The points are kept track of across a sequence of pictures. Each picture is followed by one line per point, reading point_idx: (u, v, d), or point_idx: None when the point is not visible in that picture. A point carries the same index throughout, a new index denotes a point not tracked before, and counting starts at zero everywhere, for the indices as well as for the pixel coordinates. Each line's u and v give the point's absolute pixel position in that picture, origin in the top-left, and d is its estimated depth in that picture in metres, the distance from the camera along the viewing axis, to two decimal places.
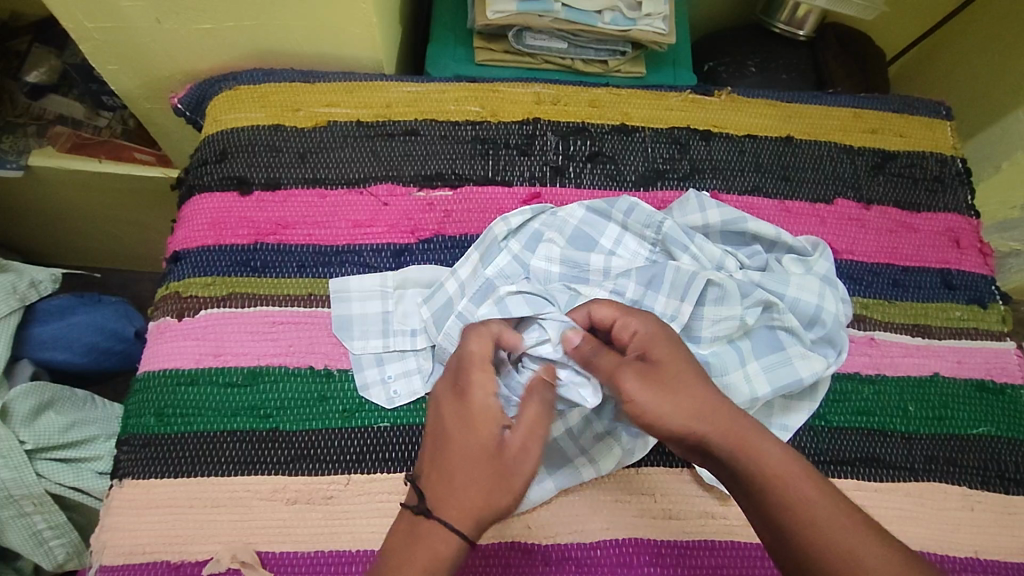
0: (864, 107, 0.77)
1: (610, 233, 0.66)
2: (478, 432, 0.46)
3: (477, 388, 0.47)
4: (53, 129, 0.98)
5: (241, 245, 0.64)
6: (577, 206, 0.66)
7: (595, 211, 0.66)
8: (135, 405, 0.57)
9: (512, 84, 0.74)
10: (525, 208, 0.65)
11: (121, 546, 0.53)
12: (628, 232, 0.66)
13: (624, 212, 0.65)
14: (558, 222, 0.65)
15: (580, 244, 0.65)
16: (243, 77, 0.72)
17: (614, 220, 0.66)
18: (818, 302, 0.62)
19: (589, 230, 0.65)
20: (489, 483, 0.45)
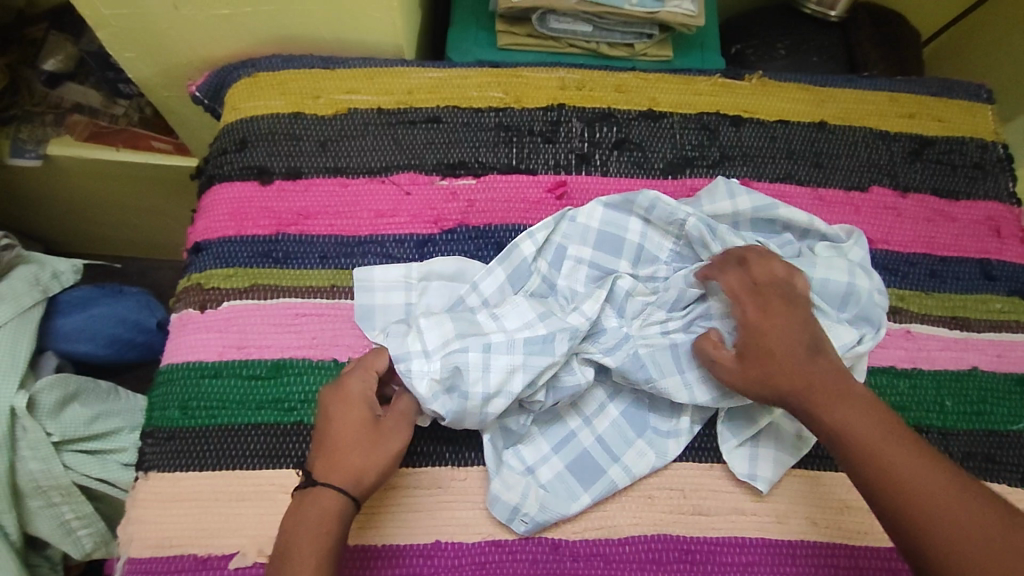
0: (901, 91, 0.74)
1: (632, 228, 0.64)
2: (350, 410, 0.51)
3: (353, 379, 0.52)
4: (71, 117, 0.99)
5: (262, 236, 0.63)
6: (596, 204, 0.63)
7: (615, 206, 0.64)
8: (160, 398, 0.57)
9: (536, 70, 0.72)
10: (547, 221, 0.62)
11: (149, 539, 0.53)
12: (651, 226, 0.64)
13: (646, 207, 0.62)
14: (576, 226, 0.63)
15: (606, 246, 0.63)
16: (262, 64, 0.71)
17: (635, 214, 0.64)
18: (849, 280, 0.60)
19: (612, 228, 0.63)
20: (340, 443, 0.49)
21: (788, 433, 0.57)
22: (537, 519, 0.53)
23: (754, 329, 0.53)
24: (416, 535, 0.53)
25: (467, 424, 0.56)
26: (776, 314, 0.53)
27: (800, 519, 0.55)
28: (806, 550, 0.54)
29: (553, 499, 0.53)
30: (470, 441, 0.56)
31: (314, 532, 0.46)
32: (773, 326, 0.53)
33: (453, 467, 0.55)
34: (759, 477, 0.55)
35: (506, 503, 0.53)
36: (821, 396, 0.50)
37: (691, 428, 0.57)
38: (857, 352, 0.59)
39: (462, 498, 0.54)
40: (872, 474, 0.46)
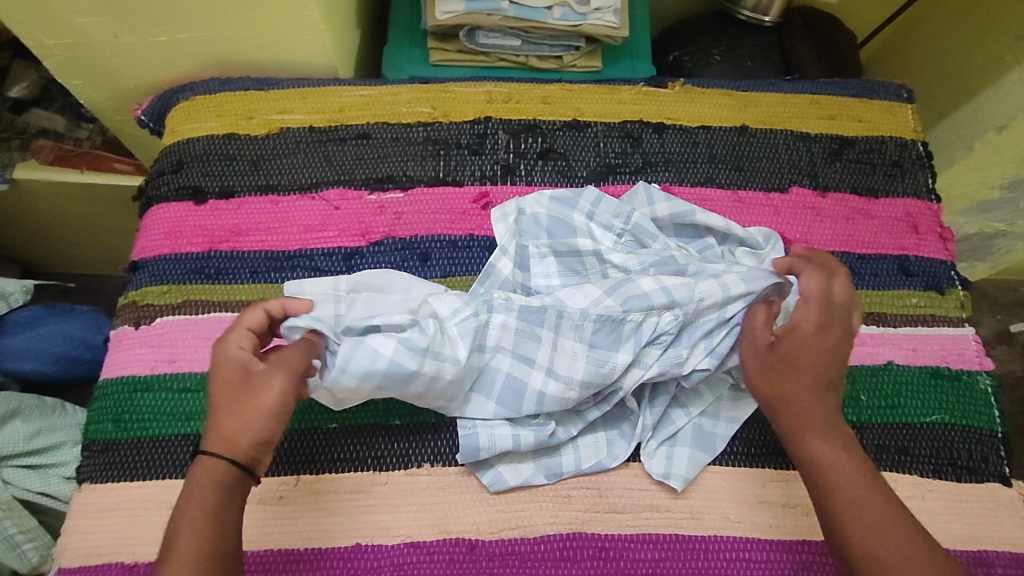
0: (822, 93, 0.76)
1: (577, 223, 0.65)
2: (224, 372, 0.50)
3: (230, 341, 0.51)
4: (36, 142, 1.02)
5: (195, 253, 0.65)
6: (542, 195, 0.65)
7: (561, 199, 0.65)
8: (95, 412, 0.59)
9: (465, 84, 0.75)
10: (497, 214, 0.66)
11: (80, 548, 0.55)
12: (594, 222, 0.65)
13: (591, 202, 0.65)
14: (525, 219, 0.65)
15: (551, 233, 0.65)
16: (198, 88, 0.74)
17: (580, 208, 0.65)
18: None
19: (561, 220, 0.65)
20: (238, 412, 0.48)
21: (707, 431, 0.59)
22: (503, 479, 0.56)
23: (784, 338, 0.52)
24: (336, 539, 0.55)
25: (389, 430, 0.58)
26: (801, 329, 0.52)
27: (712, 515, 0.57)
28: (716, 544, 0.56)
29: (514, 463, 0.57)
30: (392, 446, 0.58)
31: (200, 504, 0.46)
32: (808, 349, 0.51)
33: (375, 472, 0.57)
34: (673, 475, 0.57)
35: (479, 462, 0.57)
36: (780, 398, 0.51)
37: (607, 426, 0.59)
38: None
39: (383, 501, 0.56)
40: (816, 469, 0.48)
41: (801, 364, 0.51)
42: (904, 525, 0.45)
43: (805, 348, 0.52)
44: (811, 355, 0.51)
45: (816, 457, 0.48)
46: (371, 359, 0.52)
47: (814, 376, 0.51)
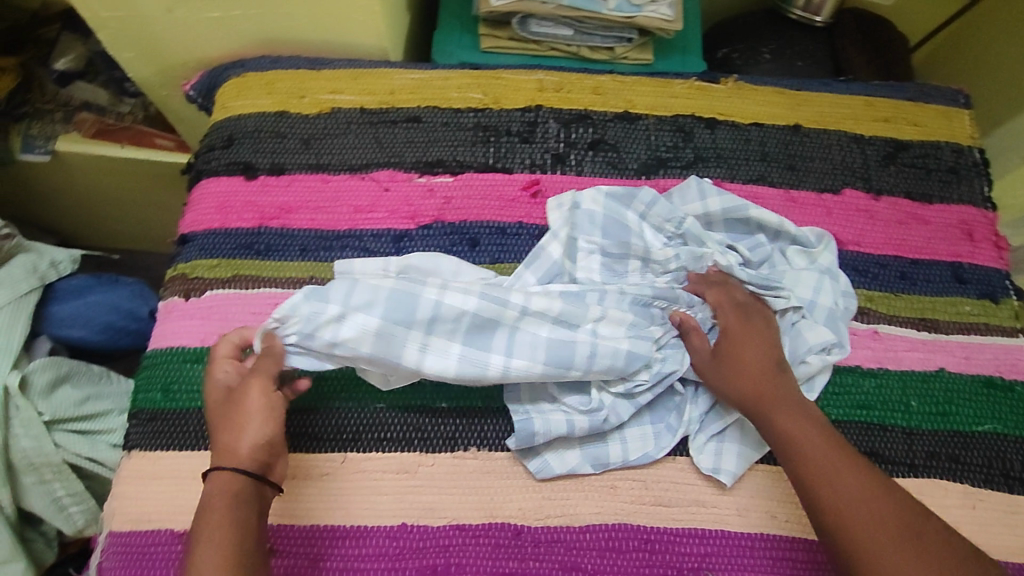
0: (877, 95, 0.75)
1: (630, 220, 0.64)
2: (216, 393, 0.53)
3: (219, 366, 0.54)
4: (79, 115, 1.04)
5: (246, 228, 0.65)
6: (598, 191, 0.64)
7: (615, 197, 0.65)
8: (144, 381, 0.60)
9: (516, 72, 0.75)
10: (553, 204, 0.65)
11: (128, 514, 0.56)
12: (647, 222, 0.65)
13: (646, 203, 0.64)
14: (581, 213, 0.64)
15: (607, 233, 0.63)
16: (250, 65, 0.74)
17: (634, 208, 0.64)
18: (812, 295, 0.62)
19: (615, 217, 0.64)
20: (239, 426, 0.51)
21: (751, 430, 0.58)
22: (547, 467, 0.56)
23: (730, 346, 0.58)
24: (382, 518, 0.55)
25: (436, 412, 0.58)
26: (754, 334, 0.58)
27: (758, 513, 0.56)
28: (761, 543, 0.55)
29: (558, 454, 0.57)
30: (440, 429, 0.58)
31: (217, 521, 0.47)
32: (750, 351, 0.57)
33: (422, 453, 0.57)
34: (722, 471, 0.57)
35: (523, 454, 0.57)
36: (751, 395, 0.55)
37: (653, 417, 0.59)
38: (826, 360, 0.59)
39: (429, 483, 0.56)
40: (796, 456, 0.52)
41: (751, 343, 0.58)
42: (864, 478, 0.49)
43: (734, 350, 0.58)
44: (738, 355, 0.57)
45: (776, 418, 0.54)
46: (385, 344, 0.53)
47: (762, 361, 0.57)
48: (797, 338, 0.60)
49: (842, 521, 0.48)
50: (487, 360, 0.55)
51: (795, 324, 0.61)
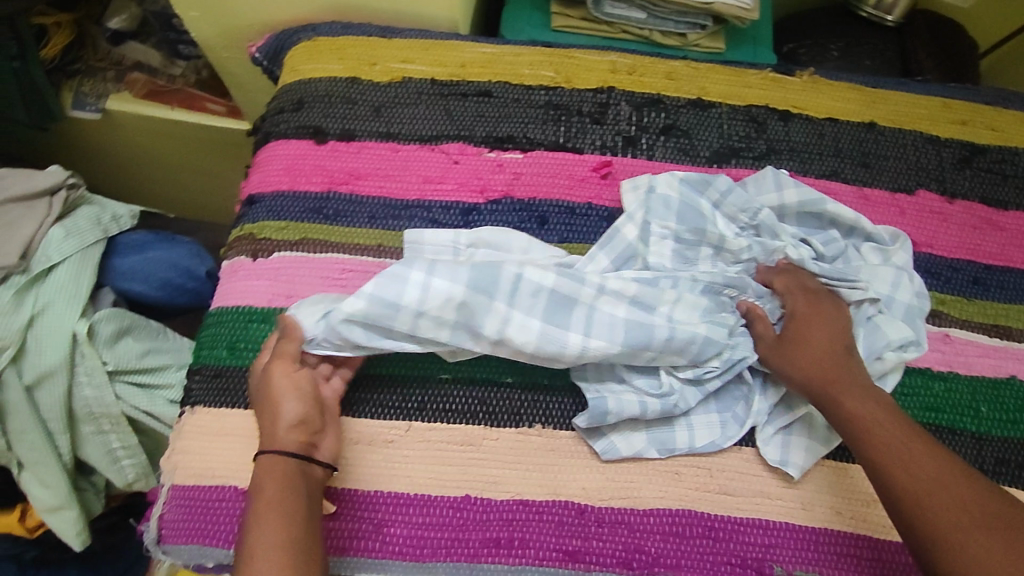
0: (954, 98, 0.74)
1: (704, 209, 0.63)
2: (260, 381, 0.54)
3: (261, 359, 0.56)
4: (130, 74, 1.04)
5: (315, 192, 0.65)
6: (673, 176, 0.64)
7: (690, 184, 0.64)
8: (209, 337, 0.60)
9: (588, 52, 0.74)
10: (629, 184, 0.65)
11: (192, 469, 0.56)
12: (720, 211, 0.63)
13: (721, 191, 0.63)
14: (655, 197, 0.63)
15: (682, 218, 0.62)
16: (322, 30, 0.74)
17: (708, 196, 0.64)
18: (889, 291, 0.61)
19: (688, 203, 0.63)
20: (277, 411, 0.52)
21: (821, 425, 0.58)
22: (615, 448, 0.56)
23: (799, 327, 0.58)
24: (446, 489, 0.55)
25: (501, 388, 0.58)
26: (822, 314, 0.59)
27: (823, 508, 0.56)
28: (826, 538, 0.55)
29: (626, 436, 0.56)
30: (504, 403, 0.57)
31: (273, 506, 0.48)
32: (817, 331, 0.58)
33: (487, 427, 0.57)
34: (790, 463, 0.56)
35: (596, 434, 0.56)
36: (818, 371, 0.55)
37: (719, 405, 0.59)
38: (902, 356, 0.59)
39: (493, 457, 0.56)
40: (862, 433, 0.52)
41: (819, 324, 0.58)
42: (940, 463, 0.49)
43: (802, 331, 0.58)
44: (807, 335, 0.58)
45: (840, 397, 0.54)
46: (468, 313, 0.55)
47: (831, 346, 0.57)
48: (874, 332, 0.59)
49: (922, 508, 0.48)
50: (565, 339, 0.55)
51: (871, 318, 0.60)
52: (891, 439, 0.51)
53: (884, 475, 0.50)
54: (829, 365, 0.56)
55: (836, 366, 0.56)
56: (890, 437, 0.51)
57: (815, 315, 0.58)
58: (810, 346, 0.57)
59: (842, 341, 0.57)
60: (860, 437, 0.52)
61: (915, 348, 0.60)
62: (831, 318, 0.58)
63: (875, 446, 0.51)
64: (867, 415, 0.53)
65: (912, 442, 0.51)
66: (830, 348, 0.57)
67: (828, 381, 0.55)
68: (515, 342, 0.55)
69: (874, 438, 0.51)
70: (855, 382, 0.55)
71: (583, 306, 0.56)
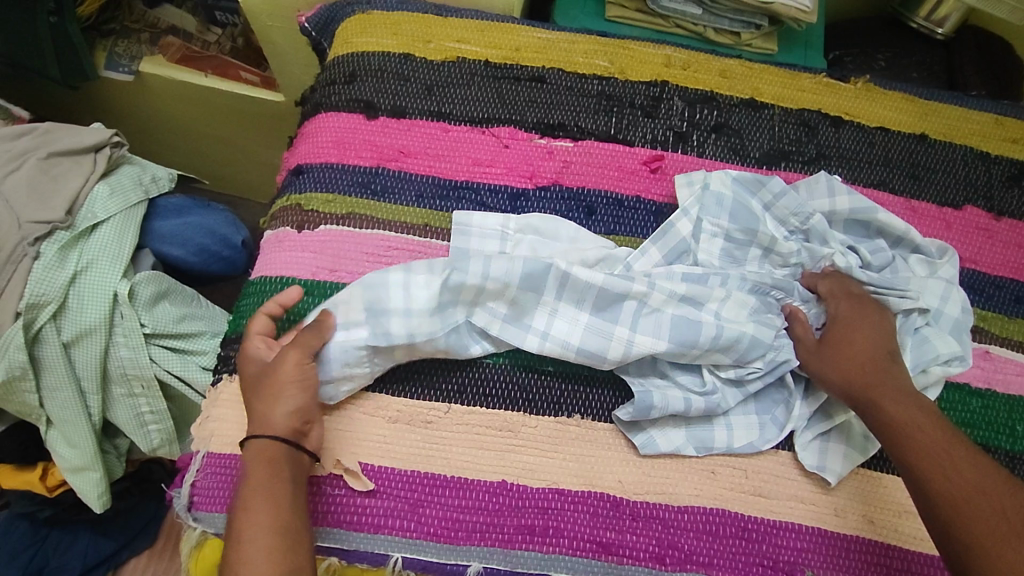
0: (1006, 115, 0.74)
1: (755, 209, 0.62)
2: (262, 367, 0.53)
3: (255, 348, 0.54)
4: (165, 38, 1.02)
5: (362, 167, 0.64)
6: (727, 174, 0.63)
7: (742, 184, 0.63)
8: (252, 306, 0.59)
9: (643, 44, 0.73)
10: (684, 179, 0.64)
11: (227, 436, 0.54)
12: (771, 213, 0.63)
13: (775, 193, 0.63)
14: (709, 194, 0.62)
15: (734, 217, 0.62)
16: (377, 4, 0.73)
17: (760, 197, 0.63)
18: (938, 304, 0.61)
19: (740, 203, 0.62)
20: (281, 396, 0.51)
21: (859, 433, 0.56)
22: (654, 443, 0.55)
23: (843, 332, 0.57)
24: (481, 473, 0.54)
25: (542, 375, 0.57)
26: (865, 320, 0.57)
27: (858, 516, 0.55)
28: (860, 546, 0.54)
29: (666, 433, 0.55)
30: (543, 392, 0.56)
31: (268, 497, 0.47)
32: (860, 336, 0.56)
33: (526, 414, 0.56)
34: (827, 469, 0.55)
35: (637, 429, 0.56)
36: (857, 375, 0.54)
37: (759, 407, 0.58)
38: (947, 371, 0.58)
39: (531, 444, 0.55)
40: (902, 438, 0.51)
41: (862, 330, 0.57)
42: (980, 469, 0.48)
43: (843, 335, 0.57)
44: (850, 339, 0.56)
45: (881, 399, 0.53)
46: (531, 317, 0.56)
47: (874, 353, 0.55)
48: (922, 343, 0.59)
49: (958, 512, 0.46)
50: (611, 332, 0.55)
51: (919, 329, 0.60)
52: (934, 445, 0.49)
53: (923, 481, 0.49)
54: (870, 370, 0.54)
55: (877, 370, 0.54)
56: (932, 444, 0.50)
57: (857, 321, 0.57)
58: (850, 350, 0.56)
59: (886, 347, 0.56)
60: (900, 441, 0.51)
61: (958, 363, 0.59)
62: (874, 324, 0.57)
63: (916, 450, 0.50)
64: (908, 419, 0.51)
65: (953, 449, 0.49)
66: (871, 352, 0.55)
67: (867, 385, 0.53)
68: (561, 337, 0.55)
69: (913, 443, 0.50)
70: (895, 385, 0.53)
71: (632, 303, 0.56)
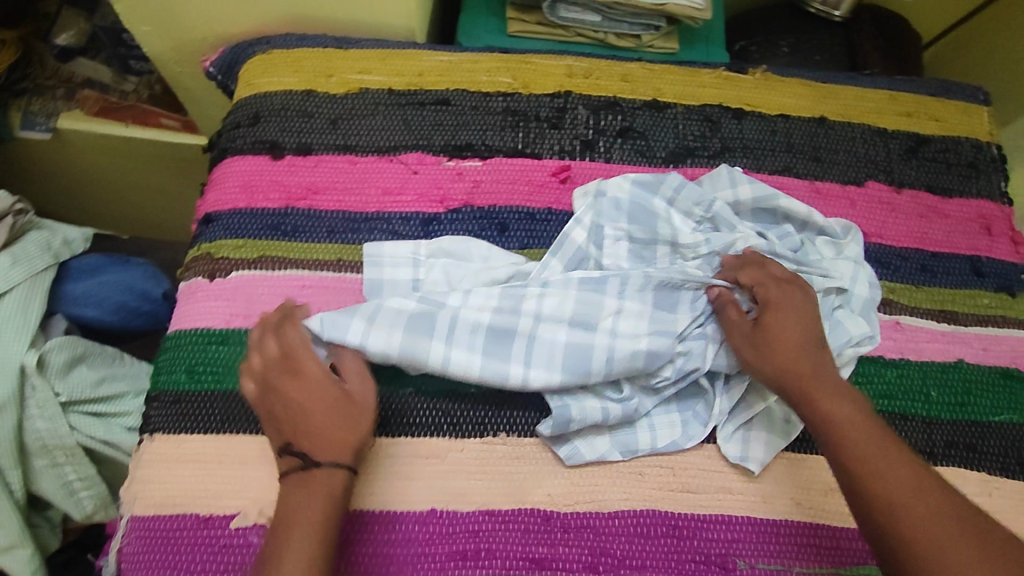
0: (900, 90, 0.76)
1: (658, 208, 0.64)
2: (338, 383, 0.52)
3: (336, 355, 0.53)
4: (81, 92, 1.01)
5: (271, 209, 0.64)
6: (625, 179, 0.64)
7: (643, 185, 0.64)
8: (167, 361, 0.58)
9: (544, 56, 0.74)
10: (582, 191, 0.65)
11: (151, 498, 0.54)
12: (675, 208, 0.64)
13: (673, 188, 0.64)
14: (608, 200, 0.63)
15: (635, 218, 0.63)
16: (276, 43, 0.73)
17: (662, 195, 0.64)
18: (848, 283, 0.63)
19: (641, 205, 0.64)
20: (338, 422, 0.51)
21: (778, 420, 0.58)
22: (581, 453, 0.55)
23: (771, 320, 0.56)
24: (412, 503, 0.54)
25: (466, 398, 0.57)
26: (793, 306, 0.57)
27: (786, 501, 0.56)
28: (789, 529, 0.55)
29: (592, 441, 0.56)
30: (467, 415, 0.57)
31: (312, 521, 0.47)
32: (789, 324, 0.56)
33: (452, 439, 0.56)
34: (750, 458, 0.57)
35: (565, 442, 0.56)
36: (790, 367, 0.54)
37: (680, 404, 0.59)
38: (858, 352, 0.61)
39: (459, 468, 0.55)
40: (834, 425, 0.51)
41: (792, 317, 0.56)
42: (902, 457, 0.49)
43: (773, 324, 0.56)
44: (780, 328, 0.56)
45: (815, 390, 0.53)
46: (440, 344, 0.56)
47: (802, 340, 0.55)
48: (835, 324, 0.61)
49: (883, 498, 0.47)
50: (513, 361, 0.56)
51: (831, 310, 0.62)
52: (861, 434, 0.50)
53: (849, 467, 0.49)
54: (803, 362, 0.54)
55: (808, 361, 0.54)
56: (860, 432, 0.50)
57: (786, 307, 0.57)
58: (785, 341, 0.55)
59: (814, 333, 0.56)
60: (832, 429, 0.51)
61: (870, 339, 0.62)
62: (803, 310, 0.57)
63: (845, 437, 0.50)
64: (838, 408, 0.52)
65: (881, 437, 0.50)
66: (805, 343, 0.55)
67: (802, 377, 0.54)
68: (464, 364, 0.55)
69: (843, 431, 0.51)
70: (826, 374, 0.54)
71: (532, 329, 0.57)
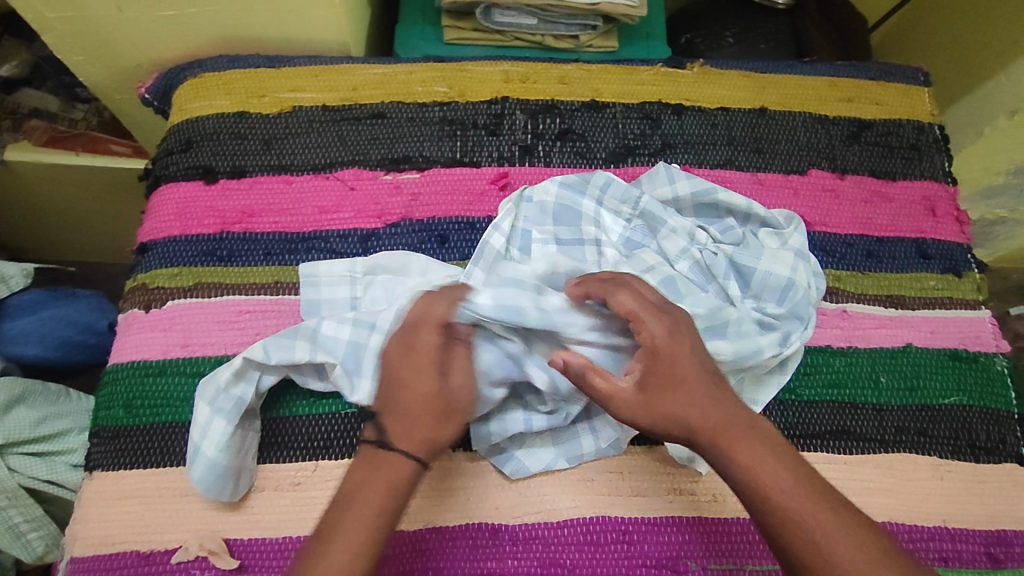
0: (840, 75, 0.76)
1: (587, 209, 0.64)
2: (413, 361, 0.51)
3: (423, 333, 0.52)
4: (28, 122, 0.98)
5: (206, 235, 0.63)
6: (550, 182, 0.64)
7: (569, 187, 0.64)
8: (105, 398, 0.57)
9: (480, 63, 0.73)
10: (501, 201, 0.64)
11: (93, 537, 0.53)
12: (604, 208, 0.64)
13: (600, 187, 0.64)
14: (532, 206, 0.64)
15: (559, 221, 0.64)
16: (208, 65, 0.71)
17: (590, 195, 0.64)
18: (788, 273, 0.61)
19: (566, 206, 0.64)
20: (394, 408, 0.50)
21: None
22: (524, 463, 0.55)
23: (659, 364, 0.49)
24: None
25: None
26: (678, 343, 0.50)
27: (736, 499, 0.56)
28: (740, 527, 0.55)
29: (533, 452, 0.56)
30: None
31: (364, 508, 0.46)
32: (681, 365, 0.49)
33: None
34: (697, 459, 0.56)
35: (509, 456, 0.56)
36: (689, 411, 0.48)
37: None
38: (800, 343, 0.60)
39: None
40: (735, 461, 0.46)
41: (680, 357, 0.49)
42: (803, 479, 0.46)
43: (664, 367, 0.49)
44: (671, 371, 0.49)
45: (710, 429, 0.47)
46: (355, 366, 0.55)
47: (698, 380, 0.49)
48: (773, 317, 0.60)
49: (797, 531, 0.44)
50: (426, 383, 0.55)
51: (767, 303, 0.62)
52: (764, 464, 0.46)
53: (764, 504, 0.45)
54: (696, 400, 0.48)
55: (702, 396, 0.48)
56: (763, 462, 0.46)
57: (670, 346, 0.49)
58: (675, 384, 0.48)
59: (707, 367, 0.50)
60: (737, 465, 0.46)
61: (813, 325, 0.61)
62: (686, 344, 0.50)
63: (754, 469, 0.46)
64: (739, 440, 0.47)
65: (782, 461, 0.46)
66: (698, 377, 0.49)
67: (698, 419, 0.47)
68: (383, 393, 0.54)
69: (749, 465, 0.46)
70: (715, 403, 0.48)
71: None
